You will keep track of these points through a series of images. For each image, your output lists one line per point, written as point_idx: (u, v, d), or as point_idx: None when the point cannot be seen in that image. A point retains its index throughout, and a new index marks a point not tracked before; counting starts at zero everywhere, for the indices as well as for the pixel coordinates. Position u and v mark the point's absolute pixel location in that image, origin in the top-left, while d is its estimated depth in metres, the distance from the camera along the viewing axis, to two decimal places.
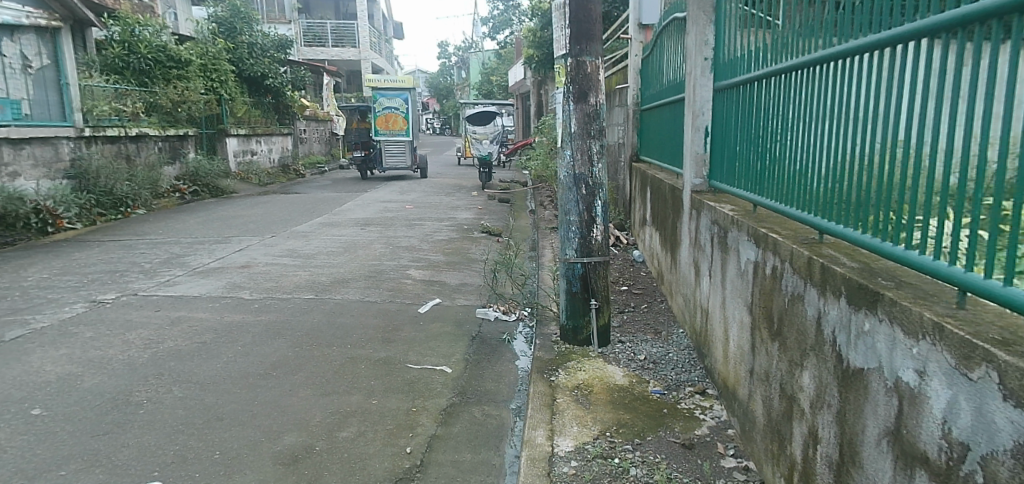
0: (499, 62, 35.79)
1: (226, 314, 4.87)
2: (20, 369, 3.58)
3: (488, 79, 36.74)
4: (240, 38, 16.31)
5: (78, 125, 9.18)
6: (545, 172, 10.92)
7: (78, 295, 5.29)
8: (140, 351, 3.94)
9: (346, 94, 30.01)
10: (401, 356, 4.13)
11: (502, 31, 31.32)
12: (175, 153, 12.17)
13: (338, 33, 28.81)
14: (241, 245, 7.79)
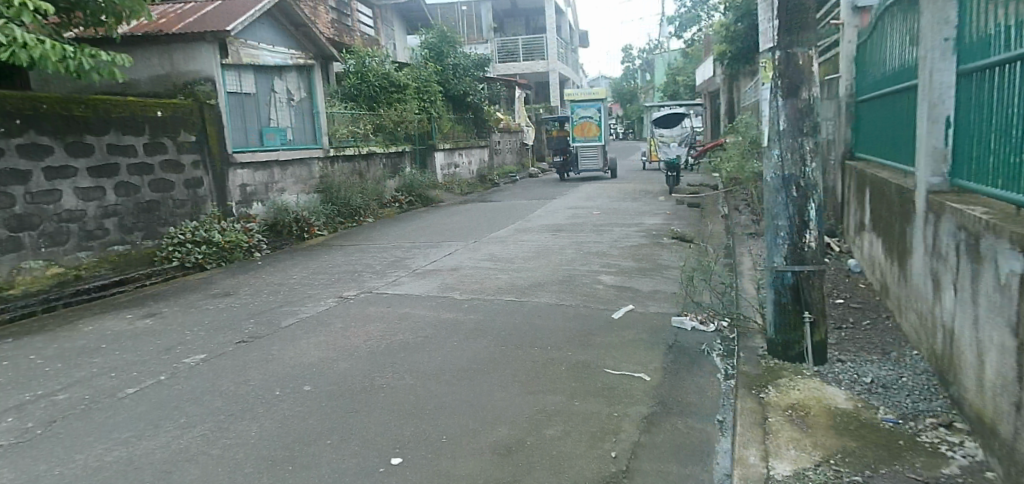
0: (687, 61, 34.56)
1: (442, 312, 5.34)
2: (292, 351, 4.29)
3: (675, 79, 35.67)
4: (446, 60, 17.81)
5: (326, 146, 10.80)
6: (737, 173, 10.25)
7: (328, 291, 6.20)
8: (377, 342, 4.49)
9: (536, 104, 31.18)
10: (599, 361, 4.18)
11: (689, 28, 30.25)
12: (396, 168, 13.64)
13: (529, 47, 30.09)
14: (449, 249, 8.48)
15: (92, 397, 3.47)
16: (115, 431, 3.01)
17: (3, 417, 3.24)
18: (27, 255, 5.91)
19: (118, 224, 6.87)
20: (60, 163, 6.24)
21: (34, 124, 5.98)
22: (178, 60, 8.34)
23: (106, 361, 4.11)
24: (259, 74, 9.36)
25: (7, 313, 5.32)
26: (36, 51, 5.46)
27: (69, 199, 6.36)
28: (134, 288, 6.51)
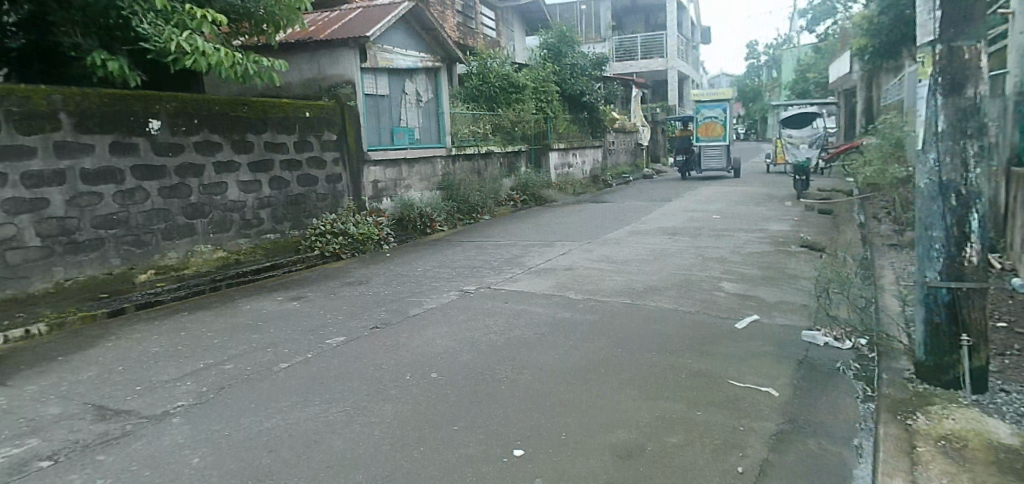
0: (820, 56, 32.26)
1: (559, 311, 5.40)
2: (420, 339, 4.53)
3: (805, 76, 33.42)
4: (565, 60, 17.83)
5: (448, 145, 11.21)
6: (877, 179, 9.43)
7: (449, 284, 6.46)
8: (497, 336, 4.63)
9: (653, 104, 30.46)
10: (722, 371, 4.03)
11: (823, 21, 28.23)
12: (513, 167, 13.90)
13: (648, 45, 29.45)
14: (565, 249, 8.53)
15: (251, 369, 3.88)
16: (271, 401, 3.35)
17: (182, 380, 3.71)
18: (199, 240, 6.71)
19: (270, 215, 7.58)
20: (227, 158, 6.99)
21: (208, 123, 6.74)
22: (324, 65, 9.04)
23: (261, 338, 4.57)
24: (392, 76, 9.95)
25: (183, 289, 6.04)
26: (213, 58, 6.16)
27: (232, 191, 7.11)
28: (283, 272, 7.13)
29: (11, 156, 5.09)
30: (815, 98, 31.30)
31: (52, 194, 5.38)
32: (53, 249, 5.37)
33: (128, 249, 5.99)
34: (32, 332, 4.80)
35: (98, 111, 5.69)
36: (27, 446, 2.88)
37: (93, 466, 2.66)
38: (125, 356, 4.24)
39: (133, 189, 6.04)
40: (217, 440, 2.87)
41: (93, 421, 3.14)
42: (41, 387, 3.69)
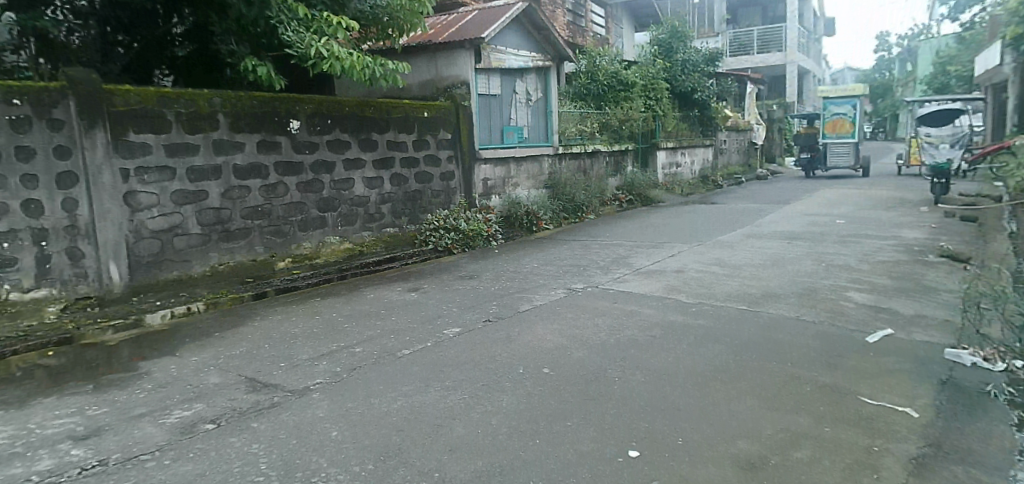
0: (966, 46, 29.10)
1: (670, 314, 5.27)
2: (533, 335, 4.61)
3: (946, 69, 30.30)
4: (676, 56, 17.25)
5: (555, 144, 11.24)
6: None
7: (557, 282, 6.50)
8: (608, 336, 4.61)
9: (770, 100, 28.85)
10: (851, 387, 3.77)
11: (971, 6, 25.44)
12: (619, 166, 13.69)
13: (765, 39, 27.93)
14: (674, 251, 8.30)
15: (378, 353, 4.14)
16: (398, 384, 3.56)
17: (318, 360, 4.02)
18: (329, 232, 7.23)
19: (391, 209, 7.99)
20: (355, 156, 7.45)
21: (339, 123, 7.19)
22: (441, 66, 9.37)
23: (385, 325, 4.85)
24: (504, 76, 10.15)
25: (315, 277, 6.53)
26: (346, 62, 6.61)
27: (359, 186, 7.56)
28: (402, 264, 7.48)
29: (181, 152, 5.82)
30: (958, 93, 28.28)
31: (210, 187, 6.07)
32: (211, 236, 6.09)
33: (270, 238, 6.61)
34: (193, 309, 5.41)
35: (248, 112, 6.28)
36: (195, 410, 3.28)
37: (249, 431, 2.98)
38: (269, 335, 4.66)
39: (276, 184, 6.62)
40: (351, 417, 3.11)
41: (247, 391, 3.50)
42: (203, 359, 4.15)
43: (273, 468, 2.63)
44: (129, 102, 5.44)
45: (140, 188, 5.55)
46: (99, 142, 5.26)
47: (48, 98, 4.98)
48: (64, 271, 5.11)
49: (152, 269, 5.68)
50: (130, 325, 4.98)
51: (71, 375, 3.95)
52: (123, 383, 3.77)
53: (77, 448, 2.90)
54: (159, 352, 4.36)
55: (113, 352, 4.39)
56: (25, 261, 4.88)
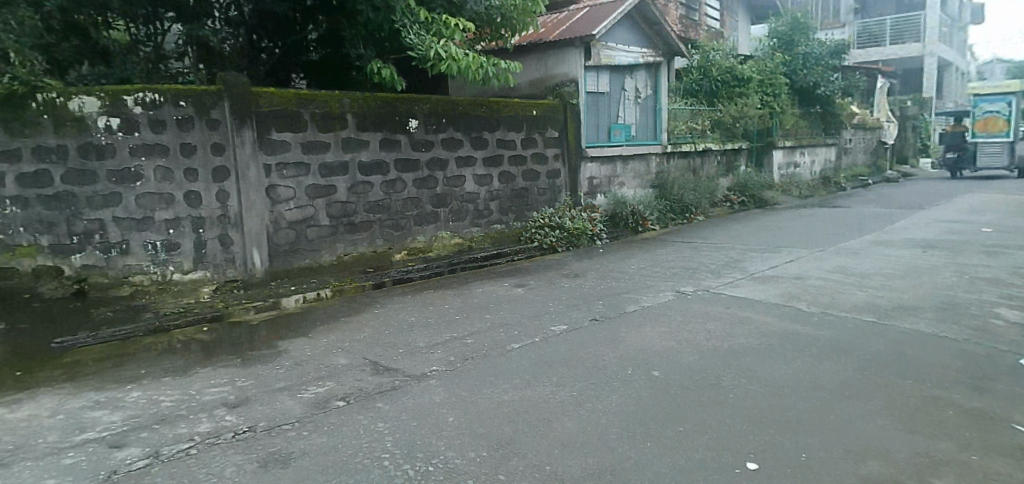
0: None
1: (788, 322, 5.00)
2: (641, 335, 4.56)
3: None
4: (796, 50, 16.25)
5: (664, 142, 10.94)
6: None
7: (665, 284, 6.36)
8: (720, 342, 4.46)
9: (904, 96, 26.42)
10: (1002, 413, 3.40)
11: None
12: (731, 166, 13.11)
13: (899, 29, 25.47)
14: (792, 256, 7.84)
15: (490, 345, 4.27)
16: (509, 376, 3.67)
17: (434, 348, 4.22)
18: (442, 227, 7.50)
19: (499, 206, 8.15)
20: (467, 154, 7.67)
21: (453, 122, 7.44)
22: (550, 65, 9.41)
23: (495, 318, 4.99)
24: (614, 73, 10.06)
25: (428, 269, 6.81)
26: (462, 62, 6.84)
27: (469, 184, 7.78)
28: (507, 261, 7.65)
29: (314, 149, 6.29)
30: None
31: (339, 182, 6.52)
32: (338, 228, 6.55)
33: (388, 232, 6.98)
34: (322, 295, 5.83)
35: (373, 111, 6.67)
36: (327, 388, 3.58)
37: (374, 411, 3.22)
38: (388, 322, 4.95)
39: (395, 180, 6.97)
40: (466, 404, 3.25)
41: (371, 374, 3.77)
42: (331, 341, 4.49)
43: (397, 446, 2.81)
44: (272, 103, 5.98)
45: (279, 182, 6.10)
46: (248, 139, 5.86)
47: (207, 101, 5.65)
48: (217, 255, 5.84)
49: (288, 256, 6.23)
50: (268, 306, 5.47)
51: (222, 349, 4.42)
52: (265, 359, 4.16)
53: (230, 414, 3.26)
54: (293, 332, 4.77)
55: (255, 331, 4.86)
56: (185, 245, 5.68)
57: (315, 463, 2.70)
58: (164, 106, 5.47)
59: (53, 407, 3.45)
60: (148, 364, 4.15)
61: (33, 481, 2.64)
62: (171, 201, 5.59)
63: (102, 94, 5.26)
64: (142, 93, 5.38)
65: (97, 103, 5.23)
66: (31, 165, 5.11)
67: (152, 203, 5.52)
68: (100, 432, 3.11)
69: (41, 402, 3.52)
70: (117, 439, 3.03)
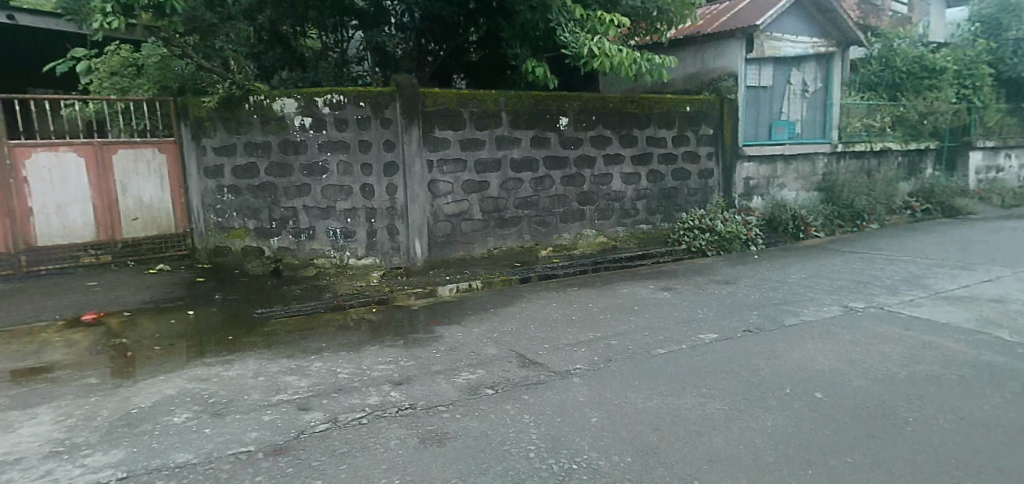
0: None
1: (982, 352, 4.38)
2: (800, 352, 4.25)
3: None
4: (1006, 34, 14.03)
5: (834, 141, 9.99)
6: None
7: (831, 298, 5.85)
8: (897, 367, 4.03)
9: None
10: None
11: None
12: (915, 169, 11.70)
13: None
14: (990, 275, 6.83)
15: (635, 348, 4.23)
16: (654, 382, 3.62)
17: (579, 346, 4.28)
18: (587, 225, 7.50)
19: (646, 206, 7.94)
20: (615, 152, 7.56)
21: (603, 120, 7.38)
22: (708, 59, 8.88)
23: (641, 321, 4.93)
24: (779, 66, 9.40)
25: (572, 266, 6.85)
26: (615, 59, 6.81)
27: (616, 182, 7.67)
28: (652, 263, 7.37)
29: (470, 147, 6.60)
30: None
31: (492, 179, 6.79)
32: (489, 223, 6.85)
33: (536, 228, 7.15)
34: (473, 286, 6.12)
35: (526, 110, 6.85)
36: (478, 375, 3.79)
37: (521, 402, 3.36)
38: (534, 317, 5.09)
39: (544, 177, 7.11)
40: (610, 406, 3.28)
41: (518, 366, 3.92)
42: (482, 331, 4.71)
43: (542, 440, 2.92)
44: (436, 103, 6.36)
45: (440, 178, 6.50)
46: (414, 137, 6.27)
47: (382, 101, 6.18)
48: (386, 243, 6.41)
49: (445, 248, 6.63)
50: (426, 293, 5.86)
51: (386, 330, 4.83)
52: (423, 342, 4.48)
53: (394, 390, 3.58)
54: (448, 319, 5.08)
55: (414, 316, 5.23)
56: (359, 233, 6.38)
57: (466, 446, 2.89)
58: (346, 107, 6.16)
59: (254, 369, 4.00)
60: (327, 339, 4.64)
61: (241, 432, 3.12)
62: (349, 193, 6.32)
63: (297, 96, 6.24)
64: (331, 95, 6.16)
65: (294, 104, 6.25)
66: (245, 160, 6.59)
67: (334, 194, 6.34)
68: (291, 395, 3.57)
69: (247, 363, 4.11)
70: (303, 402, 3.47)
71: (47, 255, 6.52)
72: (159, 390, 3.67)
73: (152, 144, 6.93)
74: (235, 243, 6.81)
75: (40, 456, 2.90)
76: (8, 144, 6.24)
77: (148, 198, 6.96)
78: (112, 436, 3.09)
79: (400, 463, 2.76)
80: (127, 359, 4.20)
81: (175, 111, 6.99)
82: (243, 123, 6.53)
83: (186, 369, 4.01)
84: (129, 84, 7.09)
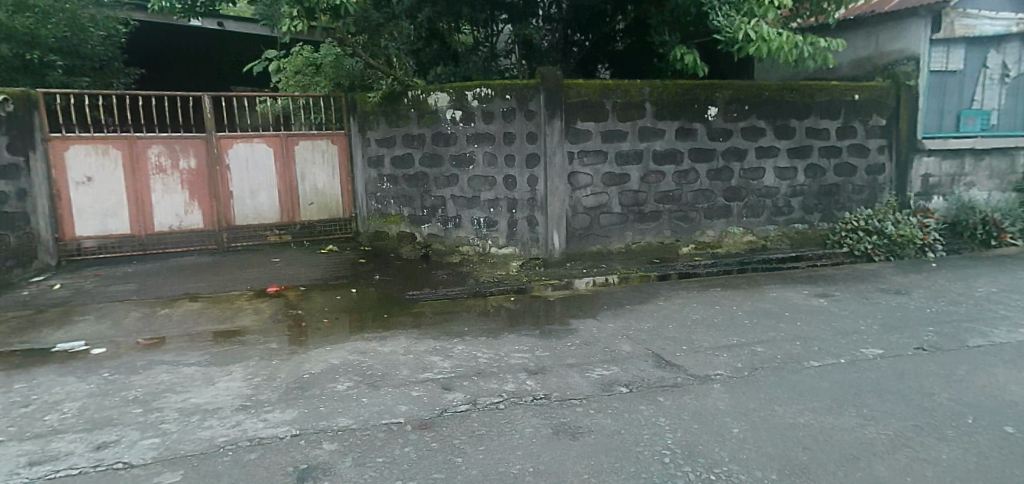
0: None
1: None
2: (986, 379, 3.73)
3: None
4: None
5: None
6: None
7: None
8: None
9: None
10: None
11: None
12: None
13: None
14: None
15: (784, 358, 3.97)
16: (804, 397, 3.38)
17: (720, 352, 4.10)
18: (733, 222, 7.11)
19: (802, 203, 7.33)
20: (769, 144, 7.05)
21: (756, 109, 6.92)
22: (884, 42, 7.90)
23: (791, 329, 4.61)
24: (973, 47, 8.10)
25: (715, 266, 6.55)
26: (774, 43, 6.36)
27: (769, 177, 7.15)
28: (807, 266, 6.82)
29: (612, 138, 6.52)
30: None
31: (632, 171, 6.66)
32: (628, 217, 6.75)
33: (677, 224, 6.93)
34: (610, 281, 6.08)
35: (672, 99, 6.62)
36: (612, 371, 3.79)
37: (656, 404, 3.31)
38: (673, 316, 4.95)
39: (688, 170, 6.84)
40: (753, 418, 3.13)
41: (654, 366, 3.86)
42: (618, 327, 4.68)
43: (678, 445, 2.86)
44: (579, 95, 6.34)
45: (580, 170, 6.49)
46: (557, 129, 6.31)
47: (527, 94, 6.30)
48: (525, 233, 6.56)
49: (582, 240, 6.65)
50: (562, 286, 5.93)
51: (523, 319, 4.96)
52: (559, 334, 4.55)
53: (530, 379, 3.69)
54: (584, 313, 5.11)
55: (550, 307, 5.33)
56: (501, 223, 6.61)
57: (600, 443, 2.91)
58: (493, 100, 6.40)
59: (404, 347, 4.32)
60: (469, 323, 4.88)
61: (392, 404, 3.39)
62: (493, 184, 6.57)
63: (450, 90, 6.62)
64: (480, 89, 6.45)
65: (447, 98, 6.64)
66: (402, 151, 7.17)
67: (480, 184, 6.63)
68: (436, 374, 3.80)
69: (398, 341, 4.44)
70: (447, 382, 3.68)
71: (241, 234, 7.45)
72: (325, 359, 4.09)
73: (326, 135, 7.68)
74: (392, 228, 7.49)
75: (232, 408, 3.37)
76: (215, 136, 7.19)
77: (321, 185, 7.75)
78: (286, 397, 3.50)
79: (535, 452, 2.85)
80: (300, 329, 4.73)
81: (345, 105, 7.72)
82: (402, 116, 7.10)
83: (347, 342, 4.42)
84: (311, 81, 7.91)
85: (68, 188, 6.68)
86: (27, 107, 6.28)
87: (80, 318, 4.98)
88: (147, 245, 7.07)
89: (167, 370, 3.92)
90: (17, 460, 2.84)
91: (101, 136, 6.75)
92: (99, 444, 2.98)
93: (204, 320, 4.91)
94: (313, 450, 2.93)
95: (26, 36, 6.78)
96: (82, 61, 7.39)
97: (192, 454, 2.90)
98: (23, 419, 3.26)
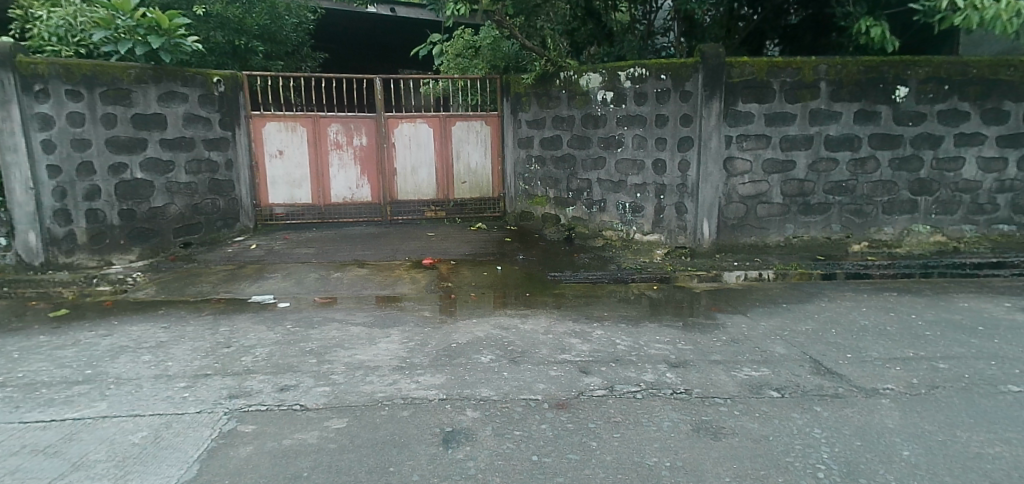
0: None
1: None
2: None
3: None
4: None
5: None
6: None
7: None
8: None
9: None
10: None
11: None
12: None
13: None
14: None
15: (973, 379, 3.49)
16: (996, 426, 2.95)
17: (892, 364, 3.71)
18: (918, 219, 6.33)
19: (1010, 201, 6.31)
20: (972, 130, 6.12)
21: (958, 90, 6.02)
22: None
23: (984, 346, 4.03)
24: None
25: (893, 268, 5.88)
26: (988, 11, 5.44)
27: (969, 169, 6.22)
28: (1011, 274, 5.86)
29: (777, 122, 6.02)
30: None
31: (799, 157, 6.13)
32: (791, 208, 6.26)
33: (848, 217, 6.30)
34: (764, 276, 5.72)
35: (853, 79, 5.96)
36: (763, 373, 3.58)
37: (812, 413, 3.08)
38: (837, 320, 4.54)
39: (866, 158, 6.16)
40: (929, 441, 2.80)
41: (811, 372, 3.58)
42: (771, 327, 4.40)
43: (835, 461, 2.65)
44: (743, 74, 5.91)
45: (738, 155, 6.08)
46: (715, 111, 5.92)
47: (684, 73, 5.99)
48: (673, 221, 6.34)
49: (735, 230, 6.27)
50: (711, 278, 5.68)
51: (666, 309, 4.84)
52: (704, 328, 4.38)
53: (671, 372, 3.60)
54: (732, 308, 4.86)
55: (697, 298, 5.14)
56: (647, 209, 6.48)
57: (744, 447, 2.78)
58: (648, 80, 6.22)
59: (545, 326, 4.41)
60: (609, 308, 4.87)
61: (531, 381, 3.49)
62: (642, 168, 6.45)
63: (603, 71, 6.57)
64: (634, 69, 6.31)
65: (599, 78, 6.60)
66: (552, 132, 7.29)
67: (627, 168, 6.56)
68: (575, 357, 3.84)
69: (539, 320, 4.54)
70: (586, 366, 3.70)
71: (404, 209, 8.02)
72: (471, 331, 4.29)
73: (481, 116, 7.99)
74: (538, 209, 7.74)
75: (390, 367, 3.67)
76: (384, 116, 7.72)
77: (475, 164, 8.10)
78: (436, 362, 3.74)
79: (673, 447, 2.79)
80: (451, 300, 5.01)
81: (500, 87, 7.94)
82: (554, 98, 7.18)
83: (493, 317, 4.61)
84: (468, 64, 8.20)
85: (264, 160, 7.55)
86: (235, 88, 7.13)
87: (270, 275, 5.68)
88: (325, 214, 7.85)
89: (338, 328, 4.35)
90: (221, 392, 3.33)
91: (292, 114, 7.52)
92: (282, 386, 3.41)
93: (369, 285, 5.38)
94: (458, 415, 3.10)
95: (236, 24, 7.66)
96: (278, 45, 8.28)
97: (356, 405, 3.21)
98: (226, 357, 3.80)
